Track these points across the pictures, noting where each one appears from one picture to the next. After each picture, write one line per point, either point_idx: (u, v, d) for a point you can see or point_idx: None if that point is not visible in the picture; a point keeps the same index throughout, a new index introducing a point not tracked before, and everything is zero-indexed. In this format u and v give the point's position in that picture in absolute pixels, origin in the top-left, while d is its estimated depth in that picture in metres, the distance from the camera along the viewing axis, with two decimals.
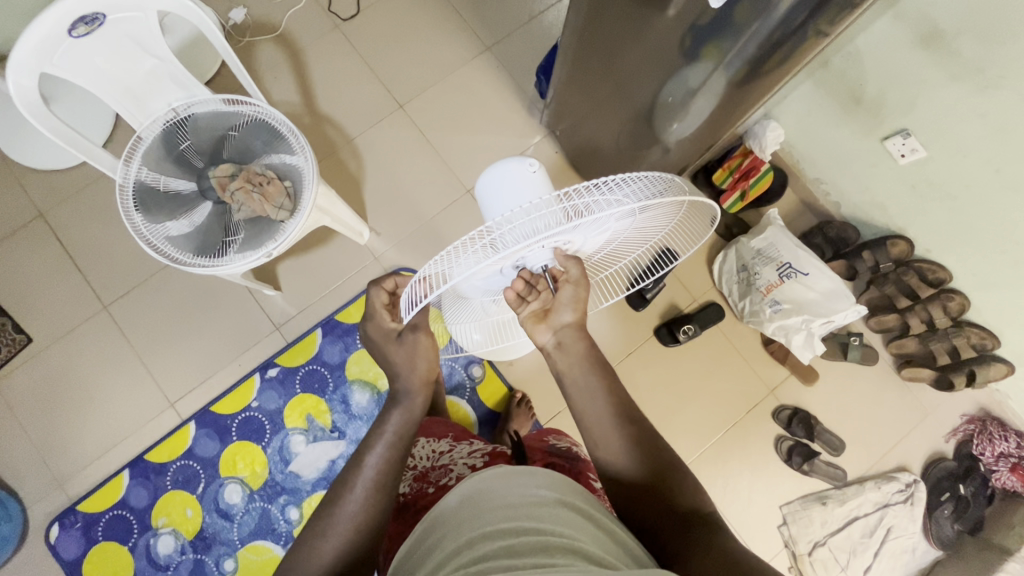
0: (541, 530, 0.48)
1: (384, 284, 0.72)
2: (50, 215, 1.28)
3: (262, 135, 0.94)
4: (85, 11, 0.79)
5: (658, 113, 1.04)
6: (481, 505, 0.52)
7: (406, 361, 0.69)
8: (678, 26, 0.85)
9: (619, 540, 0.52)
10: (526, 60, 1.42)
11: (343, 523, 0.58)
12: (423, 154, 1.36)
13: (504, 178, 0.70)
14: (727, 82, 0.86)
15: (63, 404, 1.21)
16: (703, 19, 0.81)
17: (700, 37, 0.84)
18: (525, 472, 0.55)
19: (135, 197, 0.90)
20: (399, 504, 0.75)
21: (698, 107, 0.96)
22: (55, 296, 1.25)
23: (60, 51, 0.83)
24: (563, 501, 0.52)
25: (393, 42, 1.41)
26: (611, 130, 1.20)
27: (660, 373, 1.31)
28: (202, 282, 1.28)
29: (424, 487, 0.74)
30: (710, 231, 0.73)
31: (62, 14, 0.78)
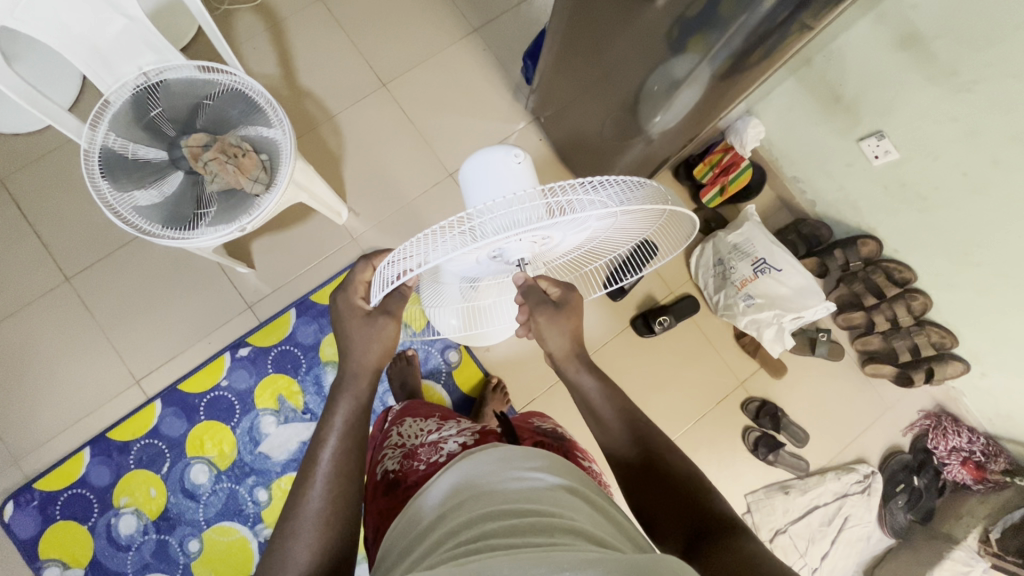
0: (536, 507, 0.50)
1: (372, 262, 0.71)
2: (9, 180, 1.22)
3: (239, 105, 0.92)
4: None
5: (643, 104, 1.05)
6: (476, 487, 0.54)
7: (361, 342, 0.68)
8: (666, 15, 0.85)
9: (615, 521, 0.54)
10: (514, 44, 1.41)
11: (316, 498, 0.59)
12: (406, 135, 1.34)
13: (490, 162, 0.69)
14: (710, 77, 0.88)
15: (19, 378, 1.17)
16: (692, 10, 0.81)
17: (687, 29, 0.85)
18: (519, 452, 0.57)
19: (101, 163, 0.86)
20: (389, 481, 0.75)
21: (681, 101, 0.97)
22: (15, 265, 1.20)
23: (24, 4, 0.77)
24: (558, 483, 0.54)
25: (378, 19, 1.38)
26: (597, 119, 1.20)
27: (636, 363, 1.32)
28: (171, 256, 1.23)
29: (415, 464, 0.74)
30: (688, 238, 0.73)
31: None
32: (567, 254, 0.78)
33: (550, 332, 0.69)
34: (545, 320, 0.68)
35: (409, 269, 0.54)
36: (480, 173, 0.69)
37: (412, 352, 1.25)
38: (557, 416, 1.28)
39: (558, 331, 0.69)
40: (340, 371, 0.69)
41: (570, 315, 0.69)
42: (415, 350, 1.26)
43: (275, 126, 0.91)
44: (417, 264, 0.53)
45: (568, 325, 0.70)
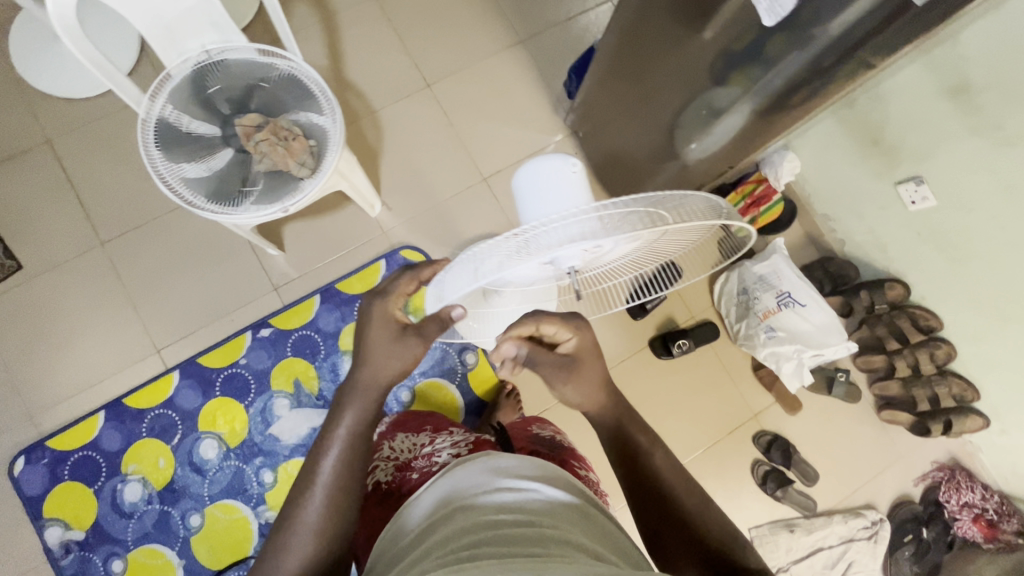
0: (531, 519, 0.52)
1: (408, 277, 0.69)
2: (57, 143, 1.25)
3: (293, 91, 0.94)
4: None
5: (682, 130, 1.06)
6: (472, 497, 0.56)
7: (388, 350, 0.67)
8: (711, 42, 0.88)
9: (608, 532, 0.56)
10: (559, 58, 1.43)
11: (316, 506, 0.60)
12: (443, 136, 1.36)
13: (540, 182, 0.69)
14: (753, 108, 0.90)
15: (44, 337, 1.19)
16: (739, 43, 0.84)
17: (734, 62, 0.88)
18: (514, 465, 0.61)
19: (155, 132, 0.88)
20: (381, 493, 0.77)
21: (721, 130, 0.99)
22: (54, 224, 1.22)
23: None
24: (551, 496, 0.56)
25: (428, 21, 1.40)
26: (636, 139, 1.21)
27: (650, 384, 1.32)
28: (203, 232, 1.25)
29: (408, 474, 0.76)
30: (748, 244, 0.71)
31: None
32: (621, 262, 0.78)
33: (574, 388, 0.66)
34: (561, 385, 0.65)
35: (467, 280, 0.57)
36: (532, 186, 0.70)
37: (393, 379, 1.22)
38: (566, 430, 1.28)
39: (581, 395, 0.66)
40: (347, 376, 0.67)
41: (592, 373, 0.66)
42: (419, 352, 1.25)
43: (324, 115, 0.94)
44: (475, 276, 0.55)
45: (589, 389, 0.66)
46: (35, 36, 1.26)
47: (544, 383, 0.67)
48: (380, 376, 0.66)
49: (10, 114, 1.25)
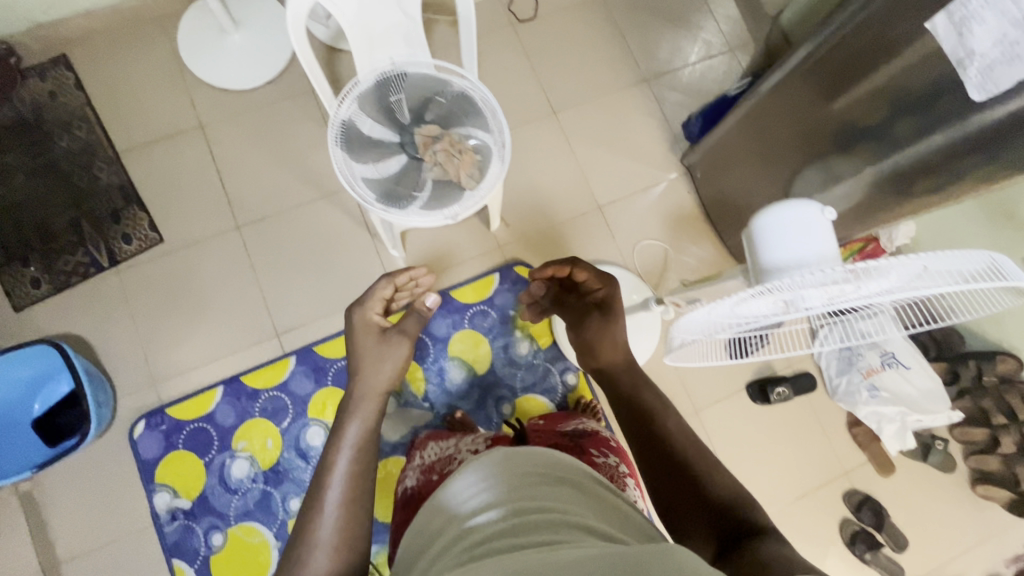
0: (540, 505, 0.54)
1: (387, 284, 0.93)
2: (209, 128, 1.33)
3: (466, 108, 0.99)
4: None
5: (795, 189, 1.15)
6: (489, 488, 0.59)
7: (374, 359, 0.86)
8: (844, 116, 1.02)
9: (619, 513, 0.59)
10: (679, 101, 1.48)
11: (333, 499, 0.70)
12: (564, 161, 1.41)
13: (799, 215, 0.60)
14: (882, 175, 0.98)
15: (175, 309, 1.24)
16: (874, 116, 0.97)
17: (861, 135, 1.00)
18: (513, 453, 0.62)
19: (341, 133, 0.94)
20: (407, 496, 0.84)
21: (838, 193, 1.07)
22: (196, 205, 1.29)
23: None
24: (556, 481, 0.59)
25: (560, 53, 1.46)
26: (762, 186, 1.24)
27: (743, 427, 1.32)
28: (333, 227, 1.31)
29: (430, 475, 0.82)
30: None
31: None
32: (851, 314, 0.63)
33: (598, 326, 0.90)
34: (594, 319, 0.91)
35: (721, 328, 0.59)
36: (781, 224, 0.61)
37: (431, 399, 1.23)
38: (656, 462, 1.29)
39: (608, 337, 0.88)
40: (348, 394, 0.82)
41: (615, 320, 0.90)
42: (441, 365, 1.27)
43: (491, 133, 0.98)
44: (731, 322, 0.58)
45: (613, 330, 0.89)
46: (202, 28, 1.35)
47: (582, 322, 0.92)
48: (376, 384, 0.83)
49: (170, 98, 1.33)
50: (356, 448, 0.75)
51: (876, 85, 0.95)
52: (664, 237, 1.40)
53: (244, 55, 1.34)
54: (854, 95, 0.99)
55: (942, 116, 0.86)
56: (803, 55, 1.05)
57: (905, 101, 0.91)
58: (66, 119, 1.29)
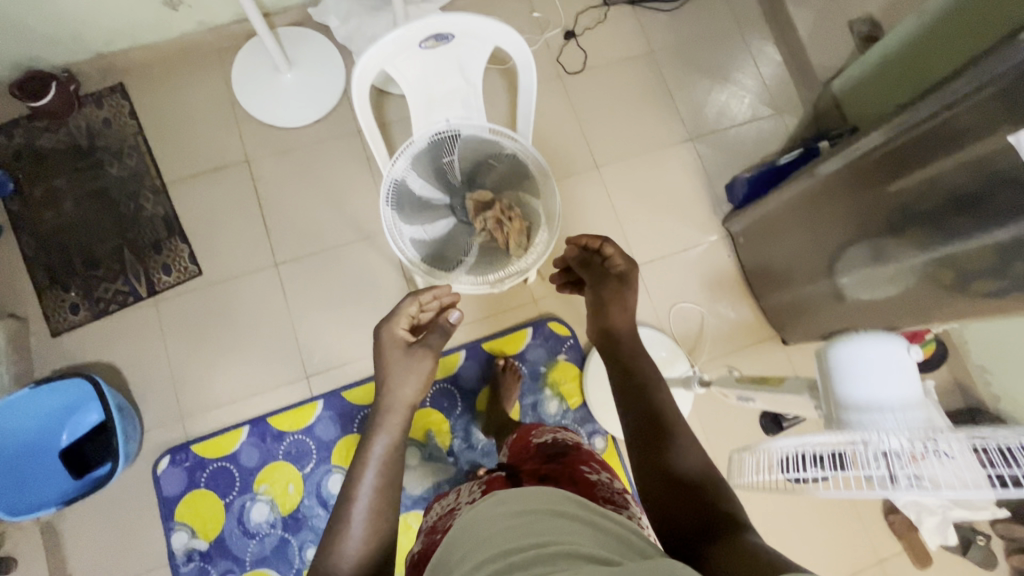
0: (533, 542, 0.51)
1: (418, 298, 0.85)
2: (255, 163, 1.34)
3: (519, 173, 0.97)
4: (442, 30, 0.83)
5: (838, 267, 1.14)
6: (479, 530, 0.56)
7: (401, 373, 0.79)
8: (896, 198, 0.99)
9: (620, 537, 0.56)
10: (724, 161, 1.46)
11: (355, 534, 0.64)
12: (604, 217, 1.40)
13: (882, 348, 0.53)
14: (939, 266, 0.94)
15: (208, 344, 1.24)
16: (927, 203, 0.94)
17: (914, 218, 0.97)
18: (506, 497, 0.60)
19: (393, 192, 0.94)
20: (412, 564, 0.68)
21: (885, 273, 1.04)
22: (237, 239, 1.30)
23: (401, 55, 0.87)
24: (550, 511, 0.56)
25: (607, 107, 1.46)
26: (808, 260, 1.21)
27: (774, 505, 1.28)
28: (369, 270, 1.31)
29: (433, 538, 0.66)
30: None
31: (423, 28, 0.82)
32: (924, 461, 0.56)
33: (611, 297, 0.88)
34: (611, 289, 0.89)
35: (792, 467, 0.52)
36: (868, 362, 0.52)
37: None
38: None
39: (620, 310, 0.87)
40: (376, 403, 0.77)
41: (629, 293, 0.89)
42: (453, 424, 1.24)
43: (542, 200, 0.96)
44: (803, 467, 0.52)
45: (627, 304, 0.88)
46: (255, 65, 1.36)
47: (598, 292, 0.90)
48: (405, 399, 0.77)
49: (219, 131, 1.35)
50: (388, 466, 0.70)
51: (929, 176, 0.92)
52: (702, 300, 1.38)
53: (295, 94, 1.35)
54: (911, 179, 0.96)
55: (1002, 217, 0.83)
56: (873, 144, 1.01)
57: (961, 196, 0.88)
58: (117, 146, 1.31)
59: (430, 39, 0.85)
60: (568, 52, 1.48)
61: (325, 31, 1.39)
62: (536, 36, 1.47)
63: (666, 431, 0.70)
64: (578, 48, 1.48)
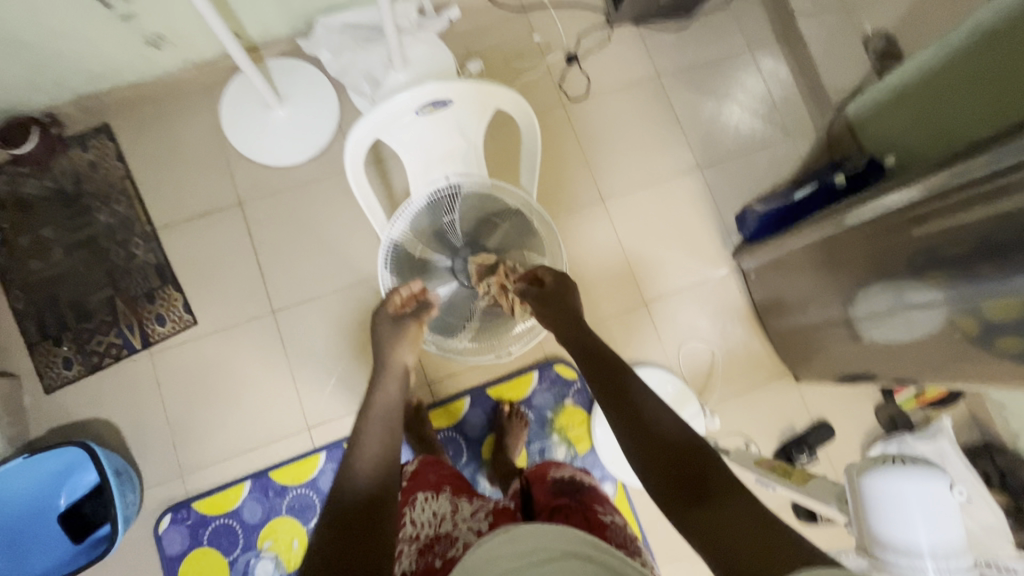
0: None
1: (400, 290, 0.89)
2: (248, 206, 1.29)
3: (522, 232, 0.93)
4: (438, 97, 0.83)
5: (853, 312, 1.10)
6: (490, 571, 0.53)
7: (392, 339, 0.87)
8: (910, 245, 0.95)
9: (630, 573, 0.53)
10: (734, 190, 1.41)
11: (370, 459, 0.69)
12: (611, 252, 1.35)
13: (918, 485, 0.59)
14: (958, 316, 0.90)
15: (206, 396, 1.21)
16: (948, 249, 0.89)
17: (935, 263, 0.92)
18: (528, 532, 0.57)
19: (392, 260, 0.90)
20: None
21: (902, 320, 1.01)
22: (232, 286, 1.26)
23: (398, 123, 0.87)
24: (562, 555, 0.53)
25: (612, 136, 1.41)
26: (823, 301, 1.17)
27: None
28: (370, 315, 1.27)
29: (431, 561, 0.68)
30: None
31: (417, 97, 0.82)
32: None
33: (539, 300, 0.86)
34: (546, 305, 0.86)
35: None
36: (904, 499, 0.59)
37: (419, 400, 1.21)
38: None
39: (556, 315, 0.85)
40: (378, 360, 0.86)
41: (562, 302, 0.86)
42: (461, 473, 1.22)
43: (548, 256, 0.93)
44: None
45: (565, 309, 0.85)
46: (245, 101, 1.31)
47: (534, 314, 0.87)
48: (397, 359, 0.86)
49: (210, 173, 1.30)
50: (389, 411, 0.77)
51: (944, 229, 0.88)
52: (712, 337, 1.34)
53: (287, 131, 1.30)
54: (929, 228, 0.90)
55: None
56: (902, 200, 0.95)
57: (983, 247, 0.84)
58: (104, 191, 1.26)
59: (427, 106, 0.85)
60: (571, 78, 1.42)
61: (317, 63, 1.33)
62: (537, 61, 1.41)
63: (647, 403, 0.69)
64: (581, 73, 1.42)
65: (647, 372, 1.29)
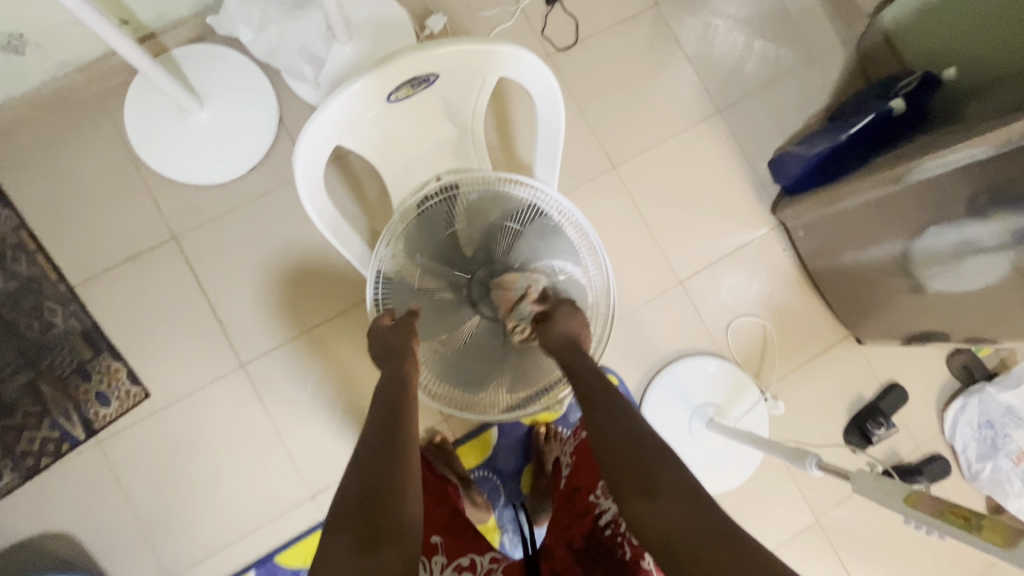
0: None
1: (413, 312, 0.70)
2: (185, 240, 1.03)
3: (546, 237, 0.71)
4: (418, 74, 0.63)
5: (915, 262, 0.93)
6: None
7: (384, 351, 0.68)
8: (978, 179, 0.78)
9: None
10: (763, 132, 1.20)
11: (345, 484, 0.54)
12: (632, 228, 1.14)
13: None
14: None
15: (180, 481, 0.99)
16: None
17: None
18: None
19: (384, 295, 0.71)
20: None
21: (972, 268, 0.84)
22: (185, 342, 1.02)
23: (366, 116, 0.67)
24: None
25: (614, 87, 1.17)
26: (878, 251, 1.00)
27: (871, 527, 1.13)
28: (363, 350, 1.05)
29: None
30: None
31: (387, 78, 0.61)
32: None
33: (547, 338, 0.68)
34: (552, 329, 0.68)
35: None
36: None
37: (442, 439, 1.03)
38: None
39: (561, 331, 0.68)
40: (384, 373, 0.66)
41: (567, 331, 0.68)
42: (500, 517, 1.04)
43: (582, 264, 0.72)
44: None
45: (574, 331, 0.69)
46: (153, 107, 1.02)
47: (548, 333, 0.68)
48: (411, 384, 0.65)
49: (128, 205, 1.03)
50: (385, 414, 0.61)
51: None
52: (761, 309, 1.16)
53: (216, 139, 1.03)
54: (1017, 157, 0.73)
55: None
56: (974, 157, 0.78)
57: None
58: None
59: (402, 87, 0.64)
60: (554, 22, 1.16)
61: (238, 46, 1.05)
62: (511, 6, 1.15)
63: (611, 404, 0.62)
64: (566, 14, 1.16)
65: (694, 362, 1.11)
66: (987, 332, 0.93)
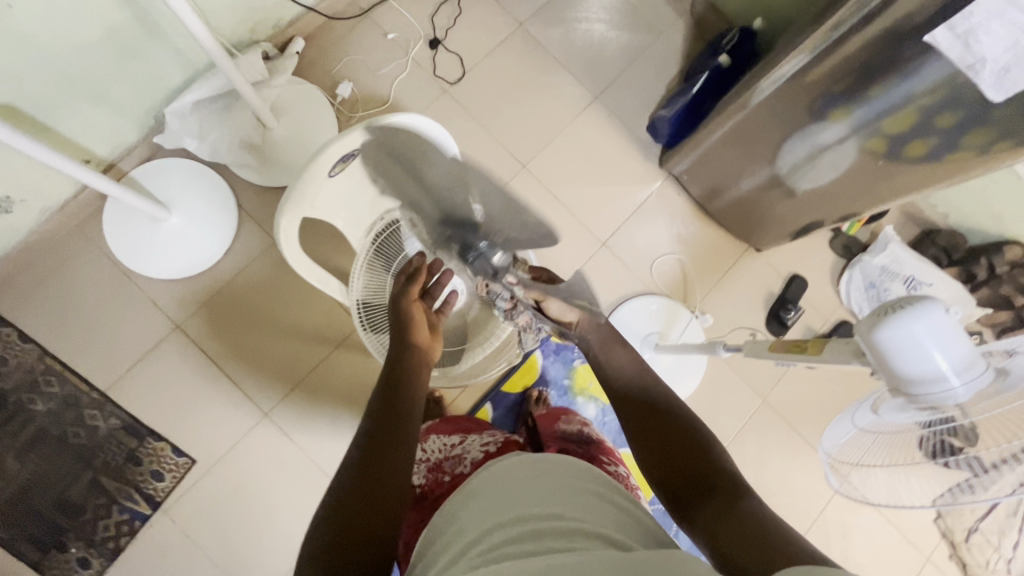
0: (551, 512, 0.52)
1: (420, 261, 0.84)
2: (187, 326, 1.21)
3: None
4: (343, 153, 0.82)
5: (786, 176, 1.15)
6: (508, 488, 0.56)
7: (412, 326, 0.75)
8: (781, 104, 1.02)
9: (629, 513, 0.56)
10: (635, 104, 1.44)
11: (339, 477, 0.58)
12: (553, 211, 1.37)
13: (916, 324, 0.55)
14: (870, 139, 0.94)
15: (240, 523, 1.17)
16: (838, 86, 0.91)
17: (833, 102, 0.94)
18: (539, 465, 0.58)
19: (365, 317, 0.96)
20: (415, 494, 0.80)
21: (823, 164, 1.06)
22: (211, 410, 1.19)
23: (317, 194, 0.86)
24: (585, 490, 0.55)
25: (505, 102, 1.39)
26: (741, 175, 1.24)
27: (807, 393, 1.38)
28: (361, 373, 1.24)
29: (440, 476, 0.79)
30: None
31: (322, 164, 0.81)
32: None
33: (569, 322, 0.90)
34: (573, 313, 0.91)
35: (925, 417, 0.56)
36: (912, 342, 0.55)
37: None
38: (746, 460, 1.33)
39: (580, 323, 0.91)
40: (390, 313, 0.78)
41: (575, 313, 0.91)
42: None
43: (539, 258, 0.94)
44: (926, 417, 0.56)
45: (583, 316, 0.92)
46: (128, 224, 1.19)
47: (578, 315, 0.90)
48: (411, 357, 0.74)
49: (130, 310, 1.19)
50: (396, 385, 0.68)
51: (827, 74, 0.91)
52: (674, 247, 1.40)
53: (189, 235, 1.20)
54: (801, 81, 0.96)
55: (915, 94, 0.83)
56: (796, 66, 0.94)
57: (862, 76, 0.87)
58: (29, 379, 1.15)
59: (336, 164, 0.84)
60: (441, 62, 1.37)
61: (185, 154, 1.23)
62: (402, 59, 1.36)
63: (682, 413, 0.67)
64: (449, 53, 1.38)
65: (631, 304, 1.34)
66: (837, 215, 1.18)
